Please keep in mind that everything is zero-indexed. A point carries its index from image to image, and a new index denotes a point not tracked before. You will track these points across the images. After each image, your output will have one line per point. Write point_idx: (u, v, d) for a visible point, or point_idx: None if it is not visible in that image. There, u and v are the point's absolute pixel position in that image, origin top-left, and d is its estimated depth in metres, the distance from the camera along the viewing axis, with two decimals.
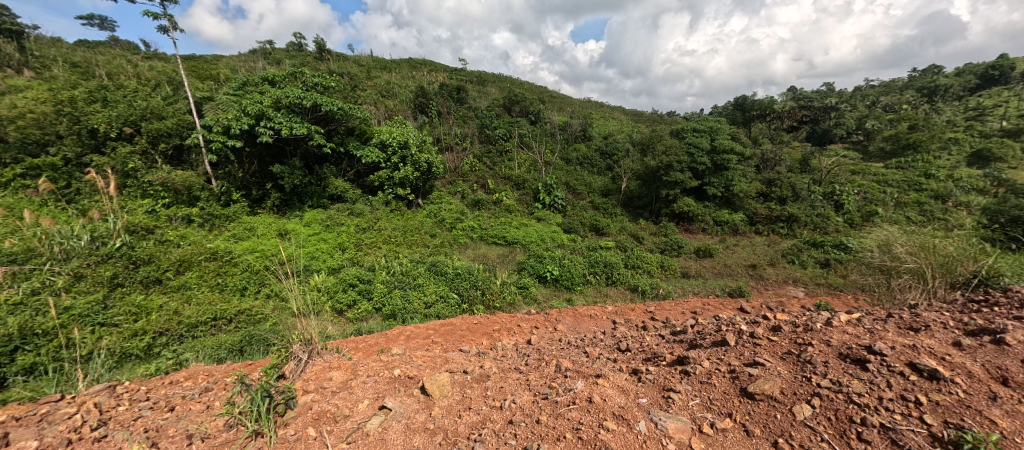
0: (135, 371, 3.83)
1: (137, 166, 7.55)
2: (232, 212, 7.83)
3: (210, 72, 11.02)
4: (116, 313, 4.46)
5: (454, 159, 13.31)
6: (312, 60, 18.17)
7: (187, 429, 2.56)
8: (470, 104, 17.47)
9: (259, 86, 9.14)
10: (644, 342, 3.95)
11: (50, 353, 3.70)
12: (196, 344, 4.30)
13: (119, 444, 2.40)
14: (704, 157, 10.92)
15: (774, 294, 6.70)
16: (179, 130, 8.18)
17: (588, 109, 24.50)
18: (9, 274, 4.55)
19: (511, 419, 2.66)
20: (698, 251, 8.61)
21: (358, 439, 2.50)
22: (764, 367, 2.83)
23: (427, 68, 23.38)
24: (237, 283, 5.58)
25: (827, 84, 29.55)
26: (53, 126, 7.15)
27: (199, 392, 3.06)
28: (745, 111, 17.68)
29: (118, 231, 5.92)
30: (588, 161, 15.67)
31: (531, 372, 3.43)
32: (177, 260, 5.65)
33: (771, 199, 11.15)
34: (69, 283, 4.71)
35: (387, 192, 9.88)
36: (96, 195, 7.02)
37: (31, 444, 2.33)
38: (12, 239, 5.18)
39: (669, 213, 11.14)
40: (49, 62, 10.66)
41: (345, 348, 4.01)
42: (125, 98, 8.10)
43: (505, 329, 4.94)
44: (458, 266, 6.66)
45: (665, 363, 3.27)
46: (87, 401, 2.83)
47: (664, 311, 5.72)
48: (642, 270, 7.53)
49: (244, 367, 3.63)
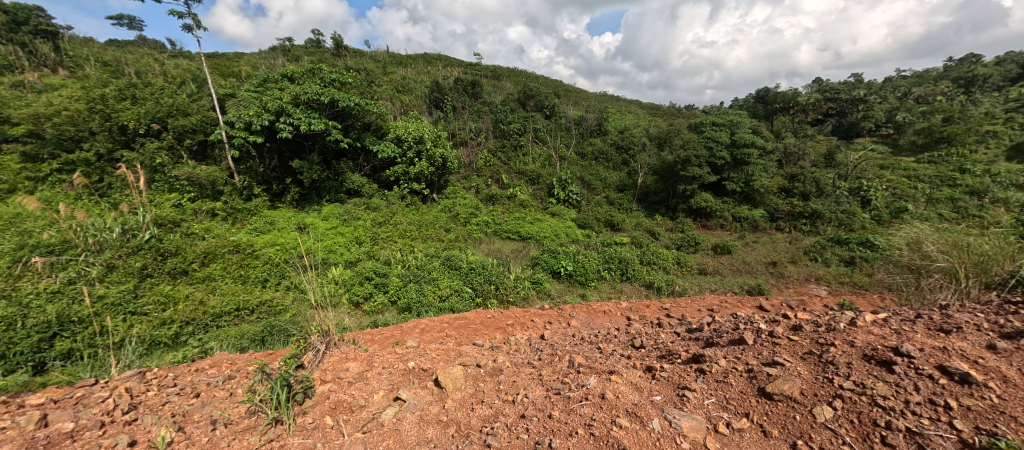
0: (163, 358, 3.98)
1: (164, 161, 7.82)
2: (253, 206, 8.03)
3: (232, 69, 11.29)
4: (145, 302, 4.64)
5: (469, 154, 13.34)
6: (330, 57, 18.44)
7: (211, 415, 2.66)
8: (485, 99, 17.48)
9: (279, 83, 9.30)
10: (659, 340, 3.90)
11: (85, 340, 3.89)
12: (221, 333, 4.44)
13: (148, 428, 2.51)
14: (724, 151, 10.65)
15: (795, 292, 6.52)
16: (203, 127, 8.36)
17: (603, 103, 24.20)
18: (48, 264, 4.81)
19: (523, 413, 2.67)
20: (716, 248, 8.44)
21: (373, 429, 2.55)
22: (783, 367, 2.77)
23: (442, 63, 23.46)
24: (259, 275, 5.73)
25: (855, 74, 28.43)
26: (86, 123, 7.47)
27: (223, 380, 3.17)
28: (768, 104, 17.17)
29: (146, 224, 6.15)
30: (604, 156, 15.49)
31: (543, 367, 3.43)
32: (202, 252, 5.83)
33: (793, 194, 10.82)
34: (102, 273, 4.93)
35: (403, 187, 9.99)
36: (126, 189, 7.29)
37: (67, 426, 2.46)
38: (50, 231, 5.44)
39: (686, 208, 10.96)
40: (83, 61, 11.11)
41: (362, 340, 4.09)
42: (152, 95, 8.36)
43: (518, 323, 4.95)
44: (472, 261, 6.70)
45: (680, 361, 3.23)
46: (119, 386, 2.97)
47: (679, 308, 5.63)
48: (658, 266, 7.44)
49: (266, 357, 3.74)
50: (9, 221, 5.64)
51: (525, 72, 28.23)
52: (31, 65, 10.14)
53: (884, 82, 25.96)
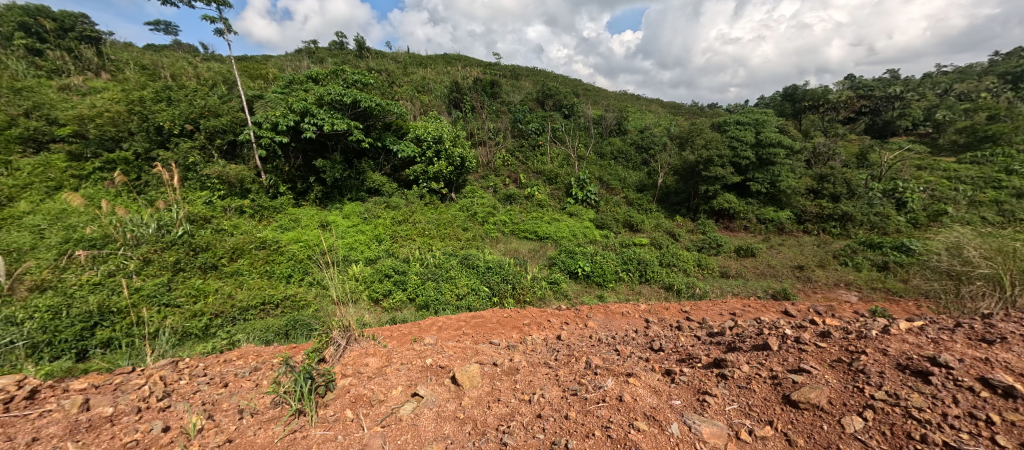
0: (194, 349, 4.15)
1: (196, 160, 8.14)
2: (279, 204, 8.28)
3: (260, 71, 11.67)
4: (178, 294, 4.85)
5: (487, 153, 13.40)
6: (352, 58, 18.82)
7: (239, 405, 2.76)
8: (503, 98, 17.51)
9: (304, 84, 9.56)
10: (678, 343, 3.83)
11: (123, 330, 4.10)
12: (247, 326, 4.61)
13: (181, 415, 2.62)
14: (749, 151, 10.36)
15: (823, 298, 6.28)
16: (233, 127, 8.68)
17: (623, 102, 23.91)
18: (91, 258, 5.10)
19: (539, 413, 2.67)
20: (739, 250, 8.22)
21: (391, 423, 2.60)
22: (810, 374, 2.68)
23: (461, 63, 23.66)
24: (283, 271, 5.90)
25: (890, 70, 27.17)
26: (126, 124, 7.86)
27: (249, 371, 3.28)
28: (795, 102, 16.60)
29: (180, 220, 6.43)
30: (623, 156, 15.30)
31: (560, 367, 3.41)
32: (230, 248, 6.05)
33: (822, 196, 10.43)
34: (138, 267, 5.18)
35: (422, 186, 10.12)
36: (162, 187, 7.63)
37: (107, 410, 2.59)
38: (93, 226, 5.76)
39: (708, 210, 10.72)
40: (123, 65, 11.69)
41: (380, 336, 4.17)
42: (186, 97, 8.73)
43: (535, 323, 4.94)
44: (489, 260, 6.73)
45: (700, 365, 3.16)
46: (154, 374, 3.12)
47: (700, 311, 5.51)
48: (678, 268, 7.30)
49: (289, 350, 3.85)
50: (56, 217, 5.99)
51: (544, 71, 28.14)
52: (76, 69, 10.74)
53: (923, 78, 24.70)
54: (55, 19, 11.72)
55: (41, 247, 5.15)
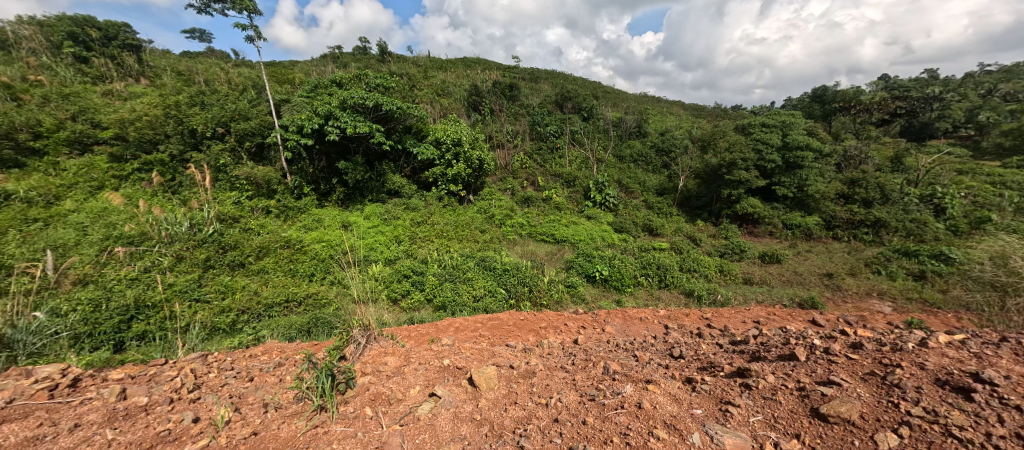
0: (222, 343, 4.30)
1: (226, 162, 8.46)
2: (303, 205, 8.51)
3: (287, 76, 12.07)
4: (207, 290, 5.05)
5: (505, 156, 13.44)
6: (375, 63, 19.21)
7: (263, 399, 2.85)
8: (522, 101, 17.57)
9: (328, 88, 9.83)
10: (699, 350, 3.74)
11: (157, 323, 4.29)
12: (272, 323, 4.74)
13: (209, 406, 2.72)
14: (774, 154, 10.07)
15: (854, 307, 6.03)
16: (261, 130, 9.00)
17: (643, 105, 23.61)
18: (128, 254, 5.37)
19: (556, 417, 2.66)
20: (764, 256, 7.98)
21: (409, 422, 2.63)
22: (840, 387, 2.57)
23: (481, 67, 23.85)
24: (307, 269, 6.05)
25: (927, 70, 25.92)
26: (162, 127, 8.25)
27: (273, 366, 3.37)
28: (824, 103, 16.04)
29: (210, 219, 6.68)
30: (643, 159, 15.10)
31: (577, 372, 3.38)
32: (257, 246, 6.25)
33: (853, 201, 10.04)
34: (172, 263, 5.42)
35: (440, 188, 10.24)
36: (194, 187, 7.96)
37: (142, 400, 2.72)
38: (131, 224, 6.05)
39: (731, 214, 10.46)
40: (160, 71, 12.27)
41: (399, 335, 4.22)
42: (218, 102, 9.10)
43: (551, 327, 4.91)
44: (506, 262, 6.74)
45: (723, 374, 3.08)
46: (185, 367, 3.26)
47: (722, 318, 5.36)
48: (699, 274, 7.14)
49: (311, 347, 3.95)
50: (98, 215, 6.33)
51: (563, 74, 28.09)
52: (119, 75, 11.35)
53: (963, 78, 23.49)
54: (100, 28, 12.39)
55: (84, 243, 5.45)
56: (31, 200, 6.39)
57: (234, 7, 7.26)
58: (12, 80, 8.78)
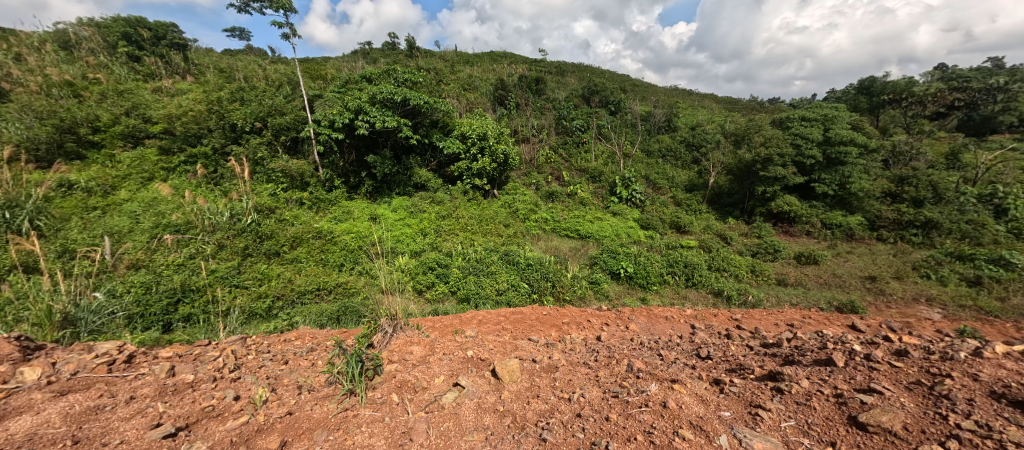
0: (259, 328, 4.53)
1: (263, 155, 8.83)
2: (333, 197, 8.79)
3: (320, 72, 12.44)
4: (246, 277, 5.32)
5: (530, 150, 13.40)
6: (403, 58, 19.50)
7: (297, 381, 2.98)
8: (548, 95, 17.43)
9: (358, 84, 10.06)
10: (728, 352, 3.63)
11: (201, 307, 4.57)
12: (304, 310, 4.95)
13: (249, 386, 2.89)
14: (815, 150, 9.57)
15: (898, 313, 5.68)
16: (296, 125, 9.35)
17: (674, 98, 22.91)
18: (176, 241, 5.72)
19: (579, 412, 2.66)
20: (800, 257, 7.62)
21: (434, 410, 2.69)
22: (881, 395, 2.45)
23: (508, 60, 23.80)
24: (337, 260, 6.24)
25: (991, 59, 23.79)
26: (206, 122, 8.70)
27: (306, 351, 3.53)
28: (872, 95, 15.05)
29: (249, 209, 6.99)
30: (671, 154, 14.71)
31: (600, 368, 3.36)
32: (291, 237, 6.51)
33: (901, 200, 9.42)
34: (214, 251, 5.73)
35: (466, 182, 10.34)
36: (234, 179, 8.36)
37: (189, 377, 2.91)
38: (177, 213, 6.43)
39: (765, 212, 10.05)
40: (204, 68, 12.91)
41: (424, 326, 4.32)
42: (256, 97, 9.50)
43: (574, 323, 4.88)
44: (530, 257, 6.74)
45: (753, 377, 2.98)
46: (226, 348, 3.45)
47: (753, 320, 5.17)
48: (729, 273, 6.92)
49: (341, 334, 4.09)
50: (150, 204, 6.77)
51: (591, 67, 27.63)
52: (167, 72, 12.02)
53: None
54: (151, 28, 12.97)
55: (136, 230, 5.84)
56: (91, 189, 6.90)
57: (271, 6, 7.53)
58: (74, 79, 9.46)
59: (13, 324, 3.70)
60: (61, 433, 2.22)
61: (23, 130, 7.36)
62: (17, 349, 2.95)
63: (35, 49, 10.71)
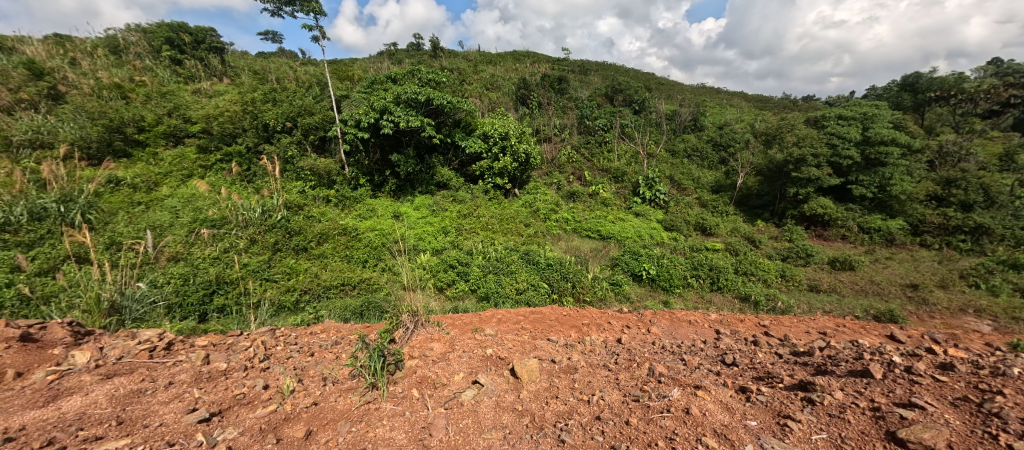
0: (287, 320, 4.70)
1: (293, 154, 9.12)
2: (358, 195, 8.99)
3: (348, 73, 12.75)
4: (275, 271, 5.52)
5: (552, 150, 13.34)
6: (427, 58, 19.77)
7: (323, 373, 3.08)
8: (571, 95, 17.31)
9: (384, 84, 10.26)
10: (755, 359, 3.51)
11: (234, 299, 4.79)
12: (329, 304, 5.09)
13: (277, 375, 2.99)
14: (852, 150, 9.12)
15: (943, 324, 5.35)
16: (324, 124, 9.64)
17: (701, 97, 22.33)
18: (212, 235, 6.01)
19: (599, 415, 2.63)
20: (834, 262, 7.29)
21: (453, 406, 2.71)
22: (923, 411, 2.31)
23: (530, 60, 23.80)
24: (361, 256, 6.38)
25: None
26: (241, 122, 9.07)
27: (331, 344, 3.63)
28: (916, 92, 14.19)
29: (279, 206, 7.24)
30: (697, 154, 14.34)
31: (620, 372, 3.31)
32: (318, 233, 6.70)
33: (948, 204, 8.86)
34: (246, 245, 5.98)
35: (487, 181, 10.39)
36: (265, 177, 8.69)
37: (222, 365, 3.04)
38: (213, 209, 6.73)
39: (797, 215, 9.65)
40: (239, 71, 13.47)
41: (444, 323, 4.37)
42: (287, 98, 9.84)
43: (594, 324, 4.82)
44: (550, 257, 6.72)
45: (782, 386, 2.87)
46: (257, 339, 3.59)
47: (782, 326, 4.97)
48: (757, 278, 6.69)
49: (364, 328, 4.20)
50: (188, 200, 7.12)
51: (615, 66, 27.27)
52: (205, 75, 12.61)
53: None
54: (192, 33, 13.60)
55: (176, 224, 6.15)
56: (136, 185, 7.31)
57: (303, 9, 7.77)
58: (122, 81, 10.04)
59: (66, 310, 3.98)
60: (107, 414, 2.37)
61: (77, 130, 7.87)
62: (69, 333, 3.18)
63: (88, 53, 11.42)
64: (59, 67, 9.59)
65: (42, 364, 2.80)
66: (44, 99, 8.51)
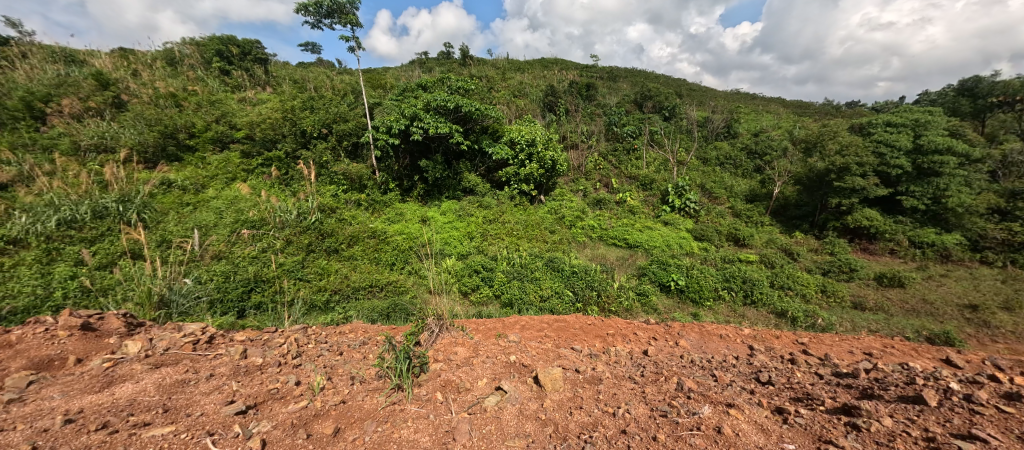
0: (318, 319, 4.85)
1: (328, 159, 9.47)
2: (388, 199, 9.23)
3: (381, 81, 13.19)
4: (308, 271, 5.74)
5: (579, 156, 13.24)
6: (457, 66, 20.18)
7: (351, 372, 3.16)
8: (599, 101, 17.20)
9: (415, 92, 10.53)
10: (793, 378, 3.33)
11: (270, 296, 5.01)
12: (358, 305, 5.22)
13: (307, 373, 3.10)
14: (902, 159, 8.57)
15: (1008, 349, 4.91)
16: (358, 131, 9.97)
17: (735, 103, 21.64)
18: (251, 236, 6.32)
19: (624, 428, 2.56)
20: (881, 278, 6.84)
21: (476, 412, 2.72)
22: (986, 445, 2.13)
23: (558, 67, 23.85)
24: (388, 259, 6.53)
25: None
26: (281, 129, 9.53)
27: (359, 344, 3.72)
28: (976, 98, 13.19)
29: (313, 209, 7.53)
30: (731, 162, 13.88)
31: (647, 385, 3.22)
32: (349, 235, 6.91)
33: (1013, 218, 8.15)
34: (282, 246, 6.25)
35: (513, 187, 10.44)
36: (302, 181, 9.07)
37: (257, 360, 3.18)
38: (254, 210, 7.08)
39: (840, 227, 9.14)
40: (280, 80, 14.19)
41: (468, 328, 4.39)
42: (324, 106, 10.27)
43: (620, 335, 4.72)
44: (575, 264, 6.65)
45: (823, 408, 2.71)
46: (290, 336, 3.73)
47: (823, 344, 4.69)
48: (795, 292, 6.37)
49: (390, 330, 4.28)
50: (231, 202, 7.53)
51: (644, 72, 26.88)
52: (250, 84, 13.37)
53: None
54: (239, 45, 14.44)
55: (220, 224, 6.52)
56: (185, 187, 7.80)
57: (341, 21, 8.13)
58: (176, 90, 10.78)
59: (121, 302, 4.28)
60: (154, 402, 2.52)
61: (136, 135, 8.51)
62: (123, 324, 3.42)
63: (148, 65, 12.35)
64: (123, 78, 10.41)
65: (99, 352, 3.02)
66: (109, 107, 9.25)
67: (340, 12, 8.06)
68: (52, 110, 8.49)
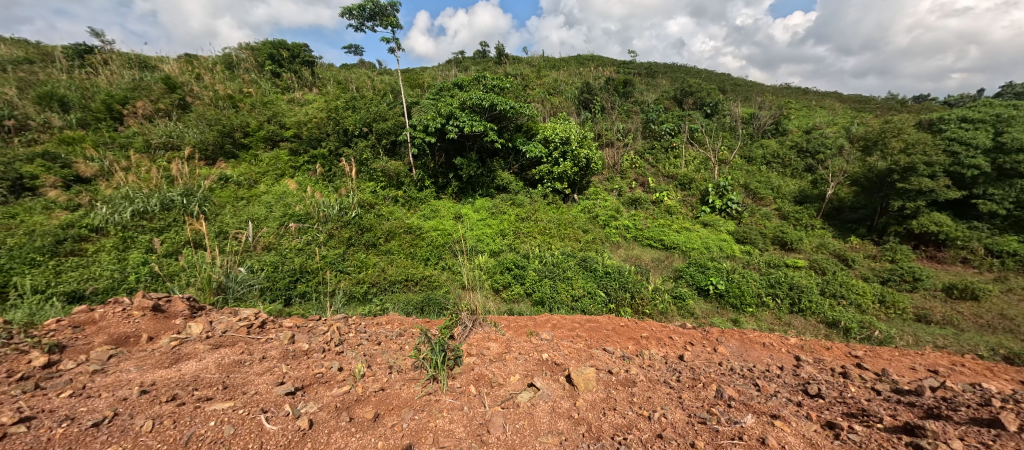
0: (357, 309, 5.07)
1: (368, 156, 9.83)
2: (423, 196, 9.46)
3: (418, 81, 13.50)
4: (348, 264, 5.99)
5: (614, 155, 12.94)
6: (492, 65, 20.31)
7: (389, 361, 3.27)
8: (636, 99, 16.75)
9: (451, 90, 10.70)
10: (845, 393, 3.11)
11: (314, 286, 5.29)
12: (394, 298, 5.40)
13: (348, 360, 3.24)
14: (979, 158, 7.77)
15: None
16: (396, 129, 10.28)
17: (784, 99, 20.39)
18: (297, 229, 6.69)
19: (660, 433, 2.50)
20: (950, 289, 6.24)
21: (509, 407, 2.74)
22: None
23: (595, 64, 23.42)
24: (423, 254, 6.69)
25: None
26: (325, 128, 10.00)
27: (396, 335, 3.85)
28: None
29: (354, 204, 7.86)
30: (778, 161, 13.12)
31: (684, 390, 3.12)
32: (386, 230, 7.15)
33: None
34: (325, 239, 6.57)
35: (546, 185, 10.41)
36: (343, 177, 9.47)
37: (303, 345, 3.37)
38: (300, 205, 7.48)
39: (903, 231, 8.43)
40: (325, 81, 14.84)
41: (501, 324, 4.43)
42: (365, 105, 10.67)
43: (654, 338, 4.60)
44: (608, 265, 6.53)
45: (881, 426, 2.52)
46: (332, 325, 3.92)
47: (880, 358, 4.35)
48: (848, 301, 5.95)
49: (424, 323, 4.39)
50: (280, 197, 7.99)
51: (685, 68, 25.90)
52: (298, 85, 14.07)
53: None
54: (289, 48, 15.24)
55: (270, 218, 6.94)
56: (240, 183, 8.36)
57: (383, 23, 8.39)
58: (233, 92, 11.55)
59: (185, 286, 4.67)
60: (215, 379, 2.73)
61: (198, 134, 9.22)
62: (187, 307, 3.72)
63: (209, 69, 13.30)
64: (187, 81, 11.28)
65: (167, 331, 3.31)
66: (175, 108, 10.06)
67: (382, 14, 8.34)
68: (128, 111, 9.34)
